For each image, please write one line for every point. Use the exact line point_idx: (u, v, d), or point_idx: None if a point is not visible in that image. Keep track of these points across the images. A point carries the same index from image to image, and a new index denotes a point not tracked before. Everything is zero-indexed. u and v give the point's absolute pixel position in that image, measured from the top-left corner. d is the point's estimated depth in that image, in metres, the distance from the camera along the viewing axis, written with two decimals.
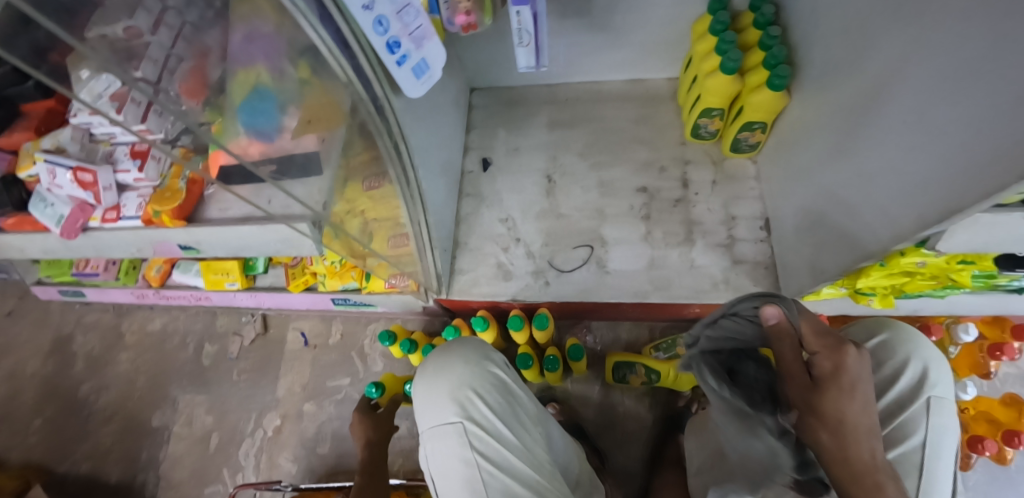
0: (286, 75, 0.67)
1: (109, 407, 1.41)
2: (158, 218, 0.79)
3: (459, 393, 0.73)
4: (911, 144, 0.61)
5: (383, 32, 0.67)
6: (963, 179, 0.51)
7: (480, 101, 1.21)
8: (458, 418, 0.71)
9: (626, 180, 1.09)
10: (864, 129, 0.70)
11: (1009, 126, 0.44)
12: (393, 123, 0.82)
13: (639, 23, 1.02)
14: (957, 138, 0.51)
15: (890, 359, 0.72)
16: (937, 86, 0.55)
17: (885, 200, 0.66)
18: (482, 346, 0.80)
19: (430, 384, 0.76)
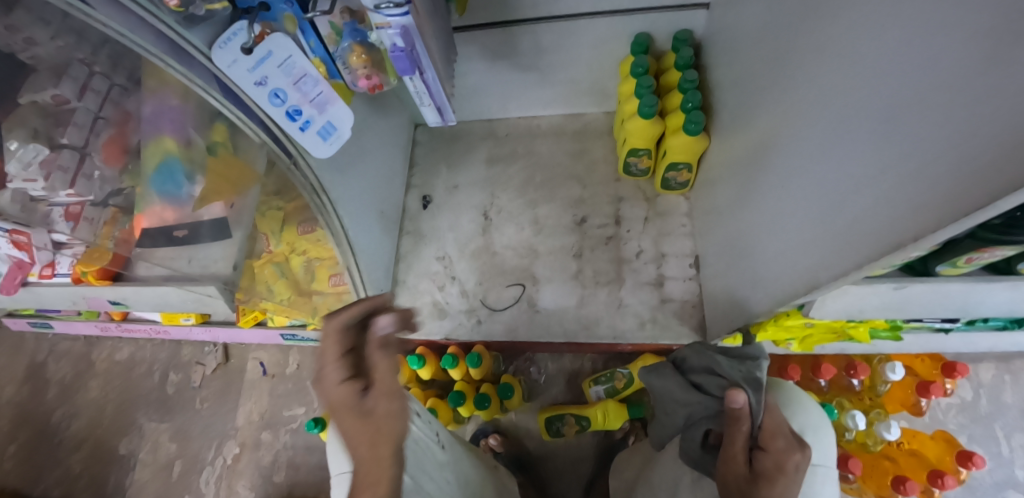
0: (193, 145, 0.74)
1: (78, 434, 1.48)
2: (86, 278, 0.82)
3: (365, 447, 0.70)
4: (793, 209, 0.62)
5: (280, 104, 0.70)
6: (850, 242, 0.49)
7: (423, 137, 1.24)
8: (361, 475, 0.68)
9: (559, 217, 1.11)
10: (767, 178, 0.69)
11: (901, 196, 0.40)
12: (315, 178, 0.85)
13: (565, 63, 1.05)
14: (852, 196, 0.49)
15: None
16: (812, 156, 0.57)
17: (786, 250, 0.64)
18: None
19: (331, 437, 0.71)
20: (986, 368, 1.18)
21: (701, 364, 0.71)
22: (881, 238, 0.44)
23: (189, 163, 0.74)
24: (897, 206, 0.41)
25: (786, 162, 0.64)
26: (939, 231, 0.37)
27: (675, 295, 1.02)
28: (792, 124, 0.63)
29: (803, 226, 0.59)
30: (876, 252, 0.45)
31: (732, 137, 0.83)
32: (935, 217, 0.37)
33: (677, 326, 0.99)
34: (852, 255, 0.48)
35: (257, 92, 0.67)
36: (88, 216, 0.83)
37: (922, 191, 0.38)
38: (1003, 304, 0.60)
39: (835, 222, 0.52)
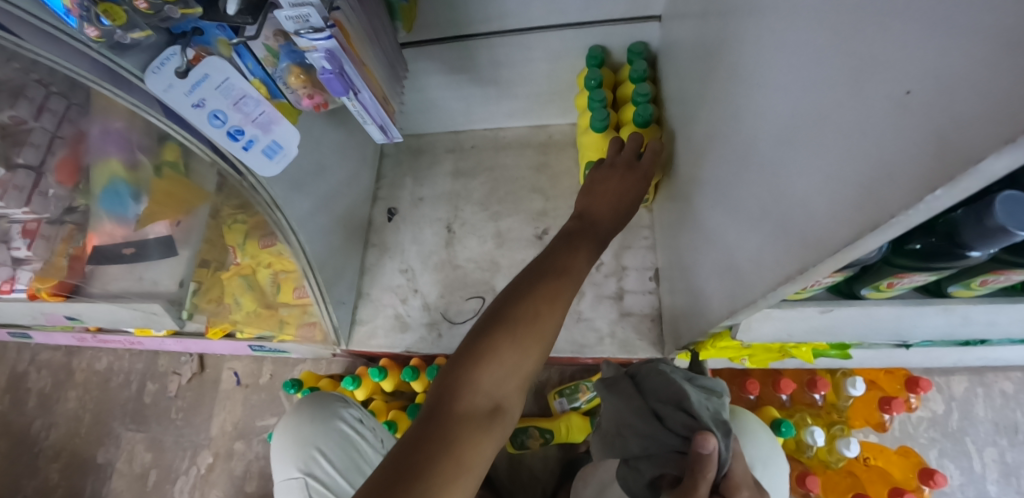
0: (139, 166, 0.76)
1: (57, 444, 1.49)
2: (42, 293, 0.84)
3: (303, 453, 0.93)
4: (721, 231, 0.62)
5: (220, 125, 0.70)
6: (759, 266, 0.48)
7: (391, 149, 1.25)
8: (300, 474, 0.92)
9: (521, 230, 1.11)
10: (703, 194, 0.69)
11: (794, 222, 0.40)
12: (270, 197, 0.86)
13: (523, 76, 1.05)
14: (761, 220, 0.48)
15: None
16: (731, 179, 0.57)
17: (716, 270, 0.64)
18: (331, 406, 0.96)
19: (286, 442, 0.95)
20: (958, 381, 1.16)
21: (664, 388, 0.66)
22: (776, 266, 0.44)
23: (134, 182, 0.78)
24: (790, 236, 0.41)
25: (715, 184, 0.63)
26: (824, 262, 0.36)
27: (634, 309, 1.01)
28: (715, 143, 0.63)
29: (727, 248, 0.59)
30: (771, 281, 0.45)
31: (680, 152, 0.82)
32: (814, 251, 0.37)
33: (635, 339, 0.99)
34: (763, 277, 0.48)
35: (196, 115, 0.68)
36: (46, 233, 0.86)
37: (809, 222, 0.38)
38: (938, 329, 0.59)
39: (747, 245, 0.52)
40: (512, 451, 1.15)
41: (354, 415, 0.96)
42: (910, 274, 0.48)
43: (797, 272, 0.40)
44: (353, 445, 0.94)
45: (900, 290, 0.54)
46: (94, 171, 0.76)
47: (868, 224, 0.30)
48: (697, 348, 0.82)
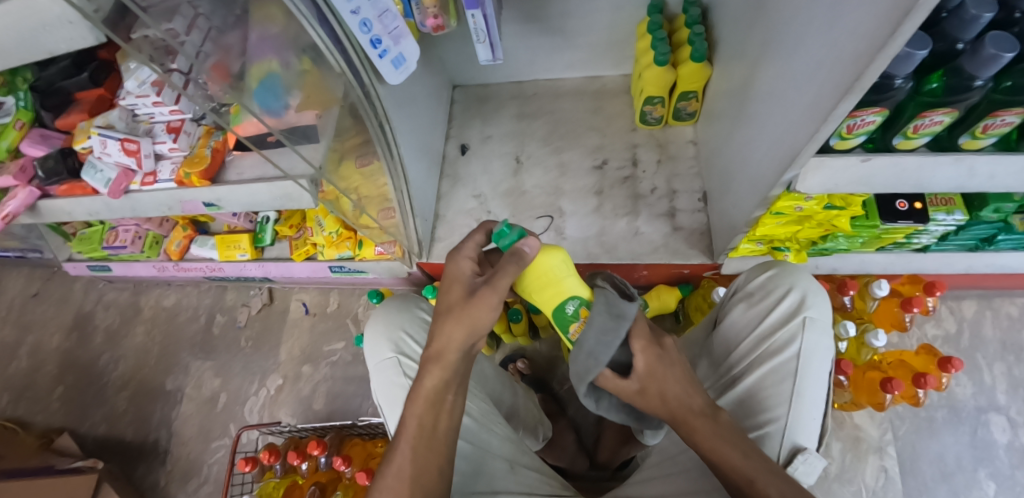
0: (291, 67, 0.78)
1: (126, 374, 1.59)
2: (189, 180, 0.95)
3: (393, 335, 0.86)
4: (780, 100, 0.75)
5: (367, 32, 0.82)
6: (819, 101, 0.62)
7: (460, 96, 1.41)
8: (393, 353, 0.84)
9: (581, 162, 1.26)
10: (756, 90, 0.86)
11: (851, 42, 0.52)
12: (381, 107, 0.98)
13: (587, 27, 1.21)
14: (819, 63, 0.61)
15: (775, 290, 0.74)
16: (792, 50, 0.70)
17: (773, 135, 0.78)
18: (412, 297, 0.94)
19: (370, 331, 0.89)
20: (968, 304, 1.30)
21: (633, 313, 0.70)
22: (835, 89, 0.57)
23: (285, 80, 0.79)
24: (845, 61, 0.54)
25: (774, 67, 0.77)
26: (874, 64, 0.49)
27: (685, 224, 1.16)
28: (776, 34, 0.76)
29: (787, 111, 0.72)
30: (835, 106, 0.58)
31: (736, 72, 0.96)
32: (867, 55, 0.50)
33: (688, 249, 1.13)
34: (821, 109, 0.61)
35: (352, 20, 0.78)
36: (187, 130, 1.00)
37: (861, 38, 0.51)
38: (954, 180, 0.74)
39: (806, 94, 0.65)
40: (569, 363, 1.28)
41: (432, 305, 0.95)
42: (930, 109, 0.62)
43: (852, 82, 0.53)
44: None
45: (924, 138, 0.69)
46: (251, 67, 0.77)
47: (904, 12, 0.42)
48: (747, 237, 0.98)
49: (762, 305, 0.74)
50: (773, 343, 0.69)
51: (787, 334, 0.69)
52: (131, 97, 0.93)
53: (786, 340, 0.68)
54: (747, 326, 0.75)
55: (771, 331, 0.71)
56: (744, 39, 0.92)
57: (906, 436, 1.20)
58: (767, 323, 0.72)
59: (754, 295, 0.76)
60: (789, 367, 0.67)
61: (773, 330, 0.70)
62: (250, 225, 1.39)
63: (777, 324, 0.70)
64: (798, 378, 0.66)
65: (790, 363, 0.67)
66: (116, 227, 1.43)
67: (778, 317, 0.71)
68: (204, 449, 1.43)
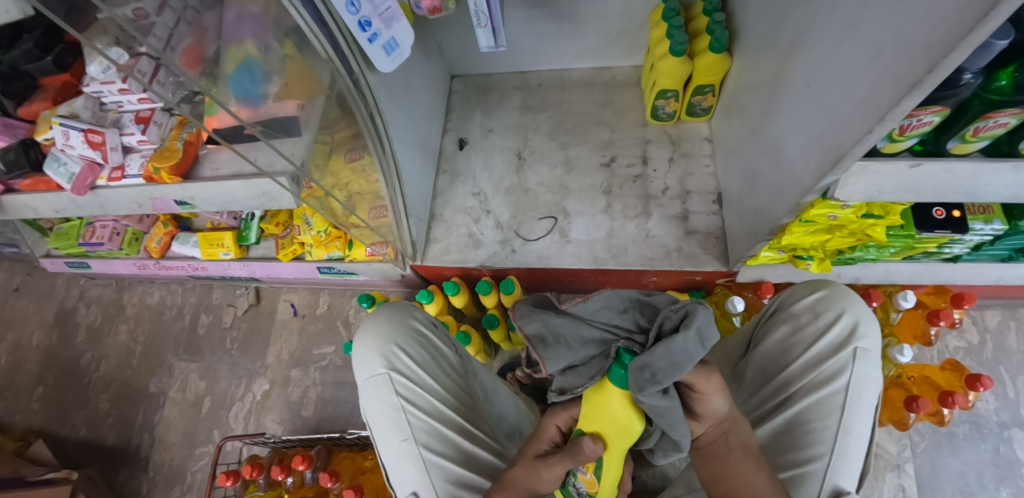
0: (272, 51, 0.69)
1: (107, 375, 1.52)
2: (158, 175, 0.87)
3: (384, 349, 0.78)
4: (825, 90, 0.66)
5: (355, 12, 0.71)
6: (878, 96, 0.53)
7: (459, 87, 1.32)
8: (384, 369, 0.76)
9: (588, 158, 1.18)
10: (790, 81, 0.78)
11: (922, 26, 0.44)
12: (372, 98, 0.89)
13: (597, 14, 1.12)
14: (881, 49, 0.52)
15: (826, 312, 0.75)
16: (842, 35, 0.61)
17: (812, 133, 0.71)
18: (406, 305, 0.85)
19: (361, 342, 0.81)
20: (992, 314, 1.23)
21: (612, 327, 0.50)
22: (899, 83, 0.49)
23: (267, 67, 0.70)
24: (915, 50, 0.46)
25: (819, 54, 0.68)
26: (950, 55, 0.41)
27: (699, 228, 1.08)
28: (826, 13, 0.66)
29: (834, 105, 0.64)
30: (892, 104, 0.51)
31: (765, 63, 0.88)
32: (943, 45, 0.41)
33: (702, 255, 1.06)
34: (880, 106, 0.53)
35: None
36: (159, 121, 0.92)
37: (936, 25, 0.42)
38: (1010, 189, 0.65)
39: (862, 87, 0.57)
40: None
41: (428, 314, 0.86)
42: (996, 110, 0.54)
43: (923, 75, 0.45)
44: (435, 340, 0.83)
45: (983, 142, 0.61)
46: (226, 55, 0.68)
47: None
48: (770, 244, 0.91)
49: (811, 330, 0.75)
50: (821, 373, 0.70)
51: (836, 365, 0.70)
52: (96, 83, 0.86)
53: (835, 371, 0.70)
54: (793, 349, 0.76)
55: (818, 360, 0.72)
56: (777, 25, 0.83)
57: (925, 453, 1.14)
58: (813, 352, 0.73)
59: (801, 318, 0.77)
60: (836, 399, 0.68)
61: (821, 359, 0.72)
62: (234, 221, 1.31)
63: (827, 354, 0.72)
64: (845, 411, 0.68)
65: (837, 395, 0.69)
66: (93, 223, 1.35)
67: (826, 345, 0.72)
68: (188, 456, 1.37)
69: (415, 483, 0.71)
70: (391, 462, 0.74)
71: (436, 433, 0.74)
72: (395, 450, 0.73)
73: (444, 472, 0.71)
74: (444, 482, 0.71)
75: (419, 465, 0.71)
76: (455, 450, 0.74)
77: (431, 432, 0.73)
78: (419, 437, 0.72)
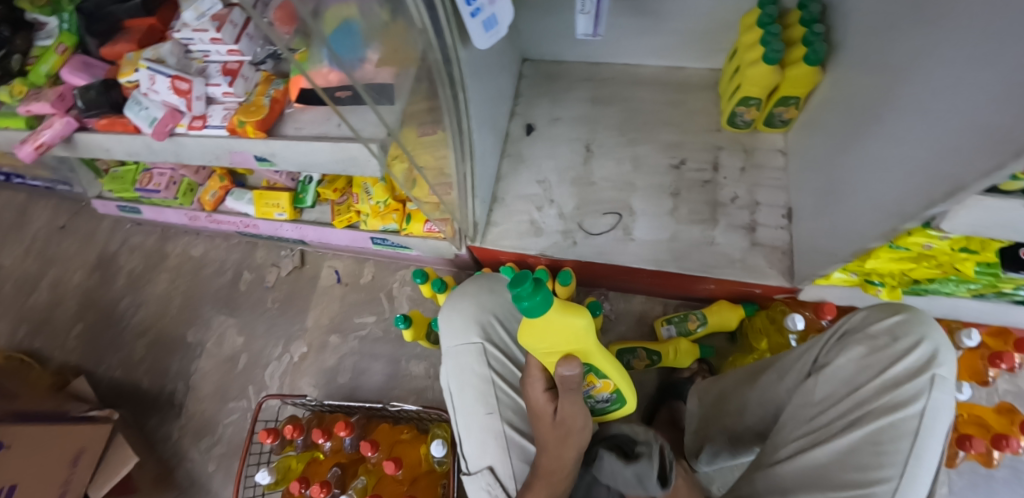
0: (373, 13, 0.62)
1: (146, 321, 1.54)
2: (242, 129, 0.86)
3: (479, 317, 0.84)
4: (937, 118, 0.64)
5: None
6: (995, 140, 0.52)
7: (528, 71, 1.30)
8: (478, 339, 0.81)
9: (656, 157, 1.16)
10: (891, 105, 0.77)
11: None
12: (458, 74, 0.89)
13: (685, 12, 1.09)
14: (995, 96, 0.51)
15: (905, 336, 0.73)
16: (959, 72, 0.60)
17: (914, 162, 0.69)
18: (500, 284, 0.91)
19: (454, 312, 0.86)
20: None
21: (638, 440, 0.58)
22: (1015, 135, 0.48)
23: (365, 26, 0.62)
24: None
25: (931, 82, 0.66)
26: None
27: (765, 241, 1.07)
28: (946, 38, 0.63)
29: (943, 133, 0.62)
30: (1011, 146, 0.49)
31: (865, 80, 0.85)
32: None
33: (766, 268, 1.04)
34: (998, 154, 0.51)
35: None
36: (245, 74, 0.90)
37: None
38: None
39: (978, 118, 0.55)
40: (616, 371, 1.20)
41: (516, 295, 0.92)
42: None
43: None
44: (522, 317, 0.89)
45: None
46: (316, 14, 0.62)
47: None
48: (849, 266, 0.89)
49: (888, 353, 0.73)
50: (897, 396, 0.69)
51: (913, 390, 0.69)
52: (188, 30, 0.86)
53: (912, 395, 0.69)
54: (865, 370, 0.74)
55: (895, 383, 0.71)
56: (886, 39, 0.80)
57: (961, 491, 1.13)
58: (890, 374, 0.71)
59: (878, 340, 0.75)
60: (911, 424, 0.68)
61: (897, 383, 0.70)
62: (290, 183, 1.31)
63: (904, 378, 0.71)
64: (919, 437, 0.67)
65: (911, 420, 0.68)
66: (151, 169, 1.36)
67: (902, 370, 0.71)
68: (220, 409, 1.39)
69: (490, 454, 0.75)
70: (472, 430, 0.77)
71: (518, 408, 0.78)
72: (477, 418, 0.77)
73: (519, 448, 0.75)
74: (519, 457, 0.74)
75: (498, 437, 0.75)
76: (532, 428, 0.78)
77: (513, 406, 0.78)
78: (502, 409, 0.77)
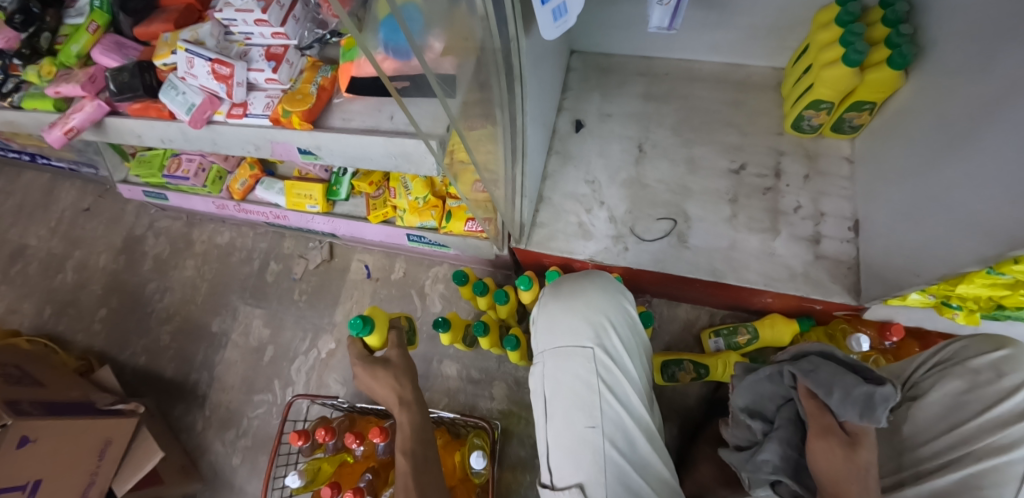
0: None
1: (171, 307, 1.50)
2: (287, 119, 0.81)
3: (595, 320, 0.72)
4: None
5: None
6: None
7: (577, 64, 1.23)
8: (592, 342, 0.70)
9: (714, 160, 1.10)
10: (997, 115, 0.70)
11: None
12: (516, 62, 0.80)
13: (757, 5, 1.02)
14: None
15: (1012, 373, 0.68)
16: None
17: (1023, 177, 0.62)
18: (615, 284, 0.79)
19: (563, 309, 0.75)
20: None
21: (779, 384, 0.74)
22: None
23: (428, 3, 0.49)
24: None
25: None
26: None
27: (830, 253, 1.00)
28: None
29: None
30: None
31: (963, 88, 0.77)
32: None
33: (831, 283, 0.98)
34: None
35: None
36: (290, 60, 0.84)
37: None
38: None
39: None
40: (659, 383, 1.15)
41: (634, 301, 0.80)
42: None
43: None
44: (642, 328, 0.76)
45: None
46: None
47: None
48: (931, 289, 0.82)
49: (991, 390, 0.68)
50: (1003, 437, 0.63)
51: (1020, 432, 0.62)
52: (231, 10, 0.80)
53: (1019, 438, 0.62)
54: (964, 406, 0.69)
55: (1000, 423, 0.64)
56: (991, 44, 0.72)
57: None
58: (995, 412, 0.66)
59: (980, 375, 0.71)
60: (1019, 468, 0.60)
61: (1002, 423, 0.64)
62: (324, 174, 1.25)
63: (1010, 418, 0.64)
64: None
65: (1019, 465, 0.60)
66: (180, 155, 1.32)
67: (1009, 410, 0.65)
68: (245, 402, 1.35)
69: (584, 474, 0.64)
70: (565, 445, 0.66)
71: (625, 428, 0.66)
72: (574, 430, 0.66)
73: (620, 475, 0.63)
74: (619, 487, 0.62)
75: (597, 457, 0.64)
76: (637, 453, 0.66)
77: (620, 425, 0.66)
78: (607, 425, 0.66)
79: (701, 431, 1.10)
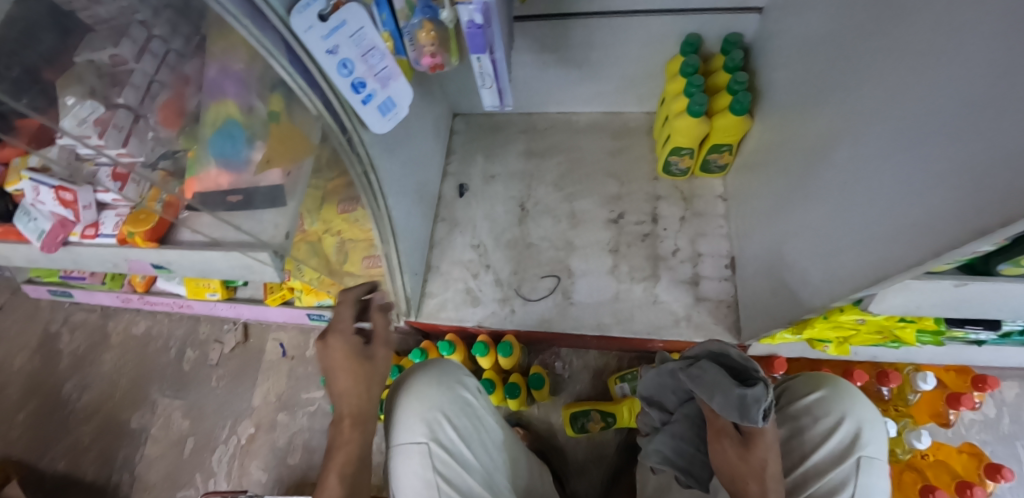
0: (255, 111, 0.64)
1: (90, 405, 1.46)
2: (133, 239, 0.82)
3: (428, 415, 0.71)
4: (870, 189, 0.58)
5: (347, 75, 0.61)
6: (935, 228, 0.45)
7: (461, 126, 1.25)
8: (424, 439, 0.69)
9: (595, 212, 1.12)
10: (821, 165, 0.71)
11: (1006, 175, 0.36)
12: (366, 155, 0.79)
13: (613, 59, 1.06)
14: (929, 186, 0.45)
15: (826, 416, 0.67)
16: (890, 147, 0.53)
17: (850, 233, 0.63)
18: (454, 368, 0.78)
19: (392, 405, 0.74)
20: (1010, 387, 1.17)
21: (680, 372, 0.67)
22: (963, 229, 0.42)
23: (249, 128, 0.65)
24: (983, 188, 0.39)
25: (860, 143, 0.60)
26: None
27: (710, 295, 1.02)
28: (873, 102, 0.57)
29: (889, 207, 0.54)
30: (970, 229, 0.41)
31: (796, 136, 0.80)
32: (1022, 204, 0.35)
33: (713, 325, 0.99)
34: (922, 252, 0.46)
35: (327, 61, 0.58)
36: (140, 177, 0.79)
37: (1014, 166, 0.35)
38: None
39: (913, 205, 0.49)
40: (571, 435, 1.14)
41: (475, 379, 0.79)
42: None
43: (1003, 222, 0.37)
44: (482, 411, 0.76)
45: None
46: (207, 113, 0.64)
47: None
48: (791, 329, 0.82)
49: (810, 436, 0.67)
50: (825, 486, 0.62)
51: (839, 476, 0.63)
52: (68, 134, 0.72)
53: (840, 482, 0.62)
54: (788, 453, 0.67)
55: (818, 471, 0.64)
56: (815, 93, 0.73)
57: None
58: (814, 459, 0.64)
59: (800, 421, 0.69)
60: None
61: (823, 469, 0.64)
62: None
63: (827, 463, 0.64)
64: None
65: None
66: None
67: (827, 453, 0.64)
68: None
69: None
70: None
71: None
72: None
73: None
74: None
75: None
76: None
77: None
78: None
79: (614, 482, 1.10)
